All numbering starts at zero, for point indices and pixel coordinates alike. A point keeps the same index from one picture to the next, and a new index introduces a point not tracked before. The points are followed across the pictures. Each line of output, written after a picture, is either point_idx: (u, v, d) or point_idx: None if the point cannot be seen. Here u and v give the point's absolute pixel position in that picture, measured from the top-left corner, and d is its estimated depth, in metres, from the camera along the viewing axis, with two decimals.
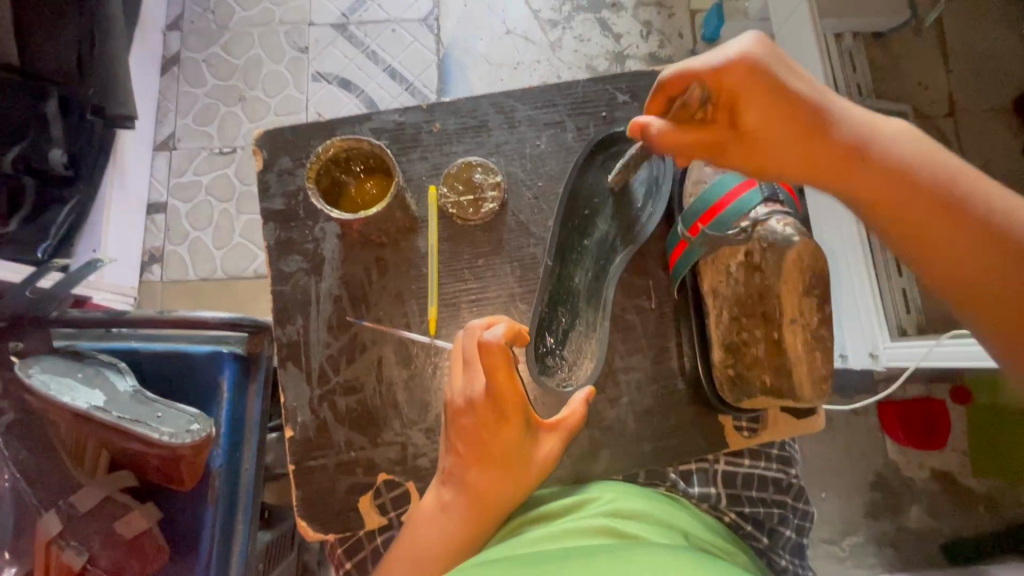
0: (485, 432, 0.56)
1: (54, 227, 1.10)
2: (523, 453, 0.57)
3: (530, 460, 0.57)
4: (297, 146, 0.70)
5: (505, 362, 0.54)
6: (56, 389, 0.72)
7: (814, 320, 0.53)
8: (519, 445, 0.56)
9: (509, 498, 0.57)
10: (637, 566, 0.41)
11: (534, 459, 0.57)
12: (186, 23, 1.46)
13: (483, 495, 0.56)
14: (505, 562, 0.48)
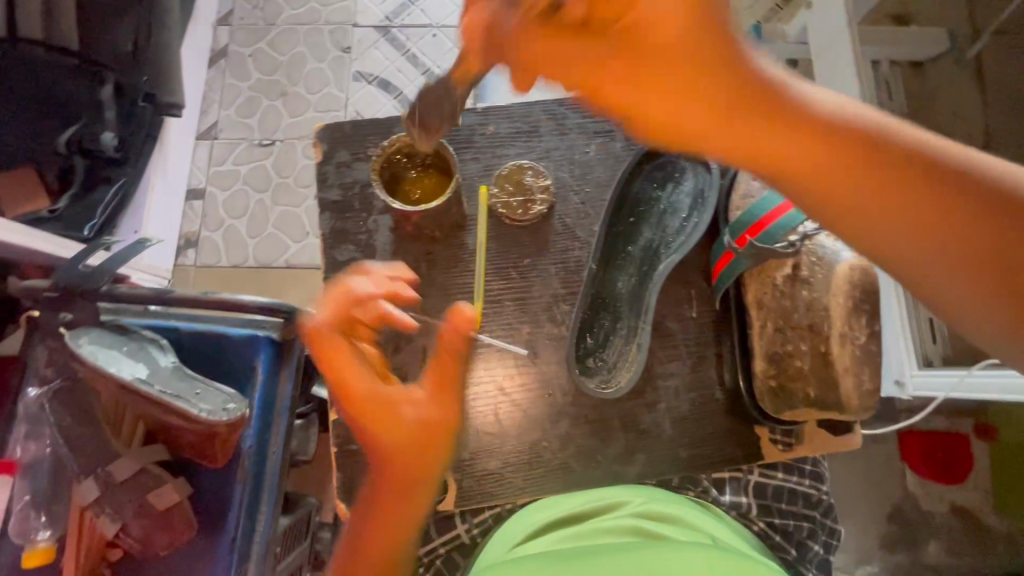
0: (364, 415, 0.48)
1: (102, 207, 1.11)
2: (396, 423, 0.47)
3: (406, 425, 0.47)
4: (355, 140, 0.73)
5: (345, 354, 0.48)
6: (103, 359, 0.75)
7: (864, 335, 0.57)
8: (389, 415, 0.47)
9: (410, 485, 0.47)
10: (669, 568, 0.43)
11: (410, 420, 0.47)
12: (236, 18, 1.51)
13: (385, 488, 0.48)
14: (542, 558, 0.50)
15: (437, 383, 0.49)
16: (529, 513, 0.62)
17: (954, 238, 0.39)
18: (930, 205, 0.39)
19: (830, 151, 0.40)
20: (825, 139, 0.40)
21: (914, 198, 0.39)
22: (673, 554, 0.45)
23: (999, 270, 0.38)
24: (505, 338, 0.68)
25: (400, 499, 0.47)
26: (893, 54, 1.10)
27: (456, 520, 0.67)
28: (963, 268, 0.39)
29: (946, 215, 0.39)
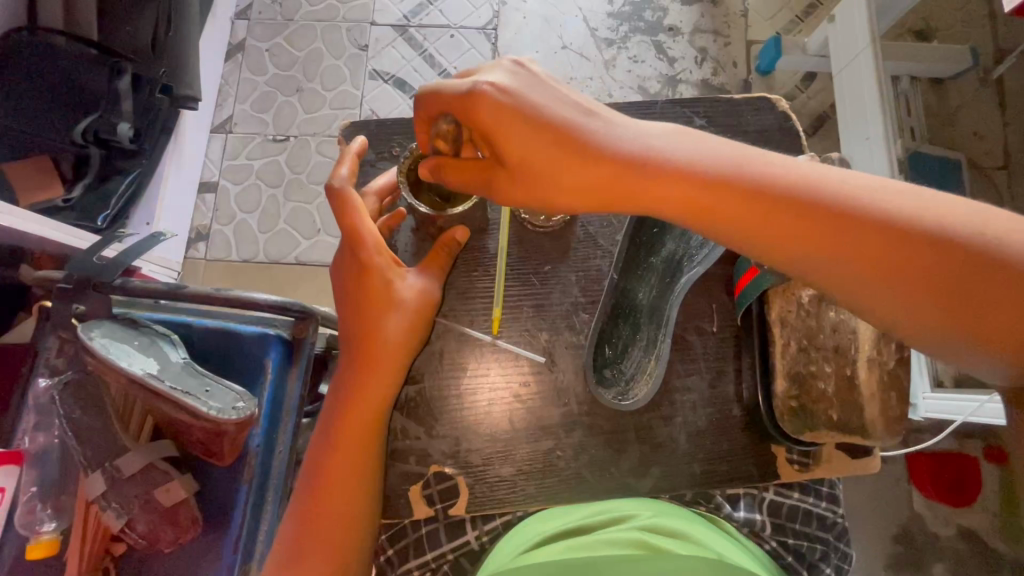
0: (367, 298, 0.62)
1: (116, 198, 1.11)
2: (394, 295, 0.62)
3: (403, 299, 0.62)
4: (377, 140, 0.73)
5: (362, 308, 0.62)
6: (115, 353, 0.74)
7: (892, 360, 0.54)
8: (388, 287, 0.62)
9: (396, 354, 0.62)
10: None
11: (407, 294, 0.62)
12: (254, 13, 1.51)
13: (376, 358, 0.61)
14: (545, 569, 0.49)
15: (427, 263, 0.65)
16: (536, 523, 0.61)
17: (881, 262, 0.45)
18: (853, 238, 0.46)
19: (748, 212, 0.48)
20: (740, 202, 0.48)
21: (839, 235, 0.46)
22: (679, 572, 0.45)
23: (925, 280, 0.44)
24: (522, 344, 0.67)
25: (389, 364, 0.61)
26: (914, 69, 1.09)
27: (468, 526, 0.66)
28: (896, 285, 0.45)
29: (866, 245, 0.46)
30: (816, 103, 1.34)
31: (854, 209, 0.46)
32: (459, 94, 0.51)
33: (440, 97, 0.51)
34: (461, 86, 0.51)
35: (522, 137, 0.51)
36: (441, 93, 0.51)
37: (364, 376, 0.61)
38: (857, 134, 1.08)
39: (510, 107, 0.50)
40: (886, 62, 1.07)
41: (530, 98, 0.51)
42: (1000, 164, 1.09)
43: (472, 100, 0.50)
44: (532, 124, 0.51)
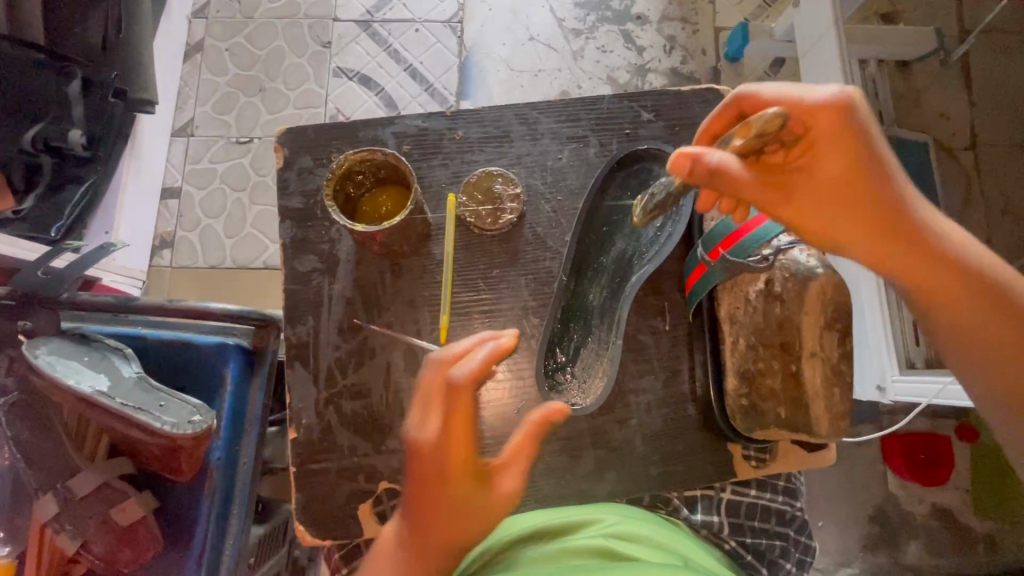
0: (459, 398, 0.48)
1: (70, 207, 1.07)
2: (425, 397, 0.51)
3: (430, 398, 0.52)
4: (318, 145, 0.71)
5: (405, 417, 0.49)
6: (62, 371, 0.72)
7: (835, 355, 0.57)
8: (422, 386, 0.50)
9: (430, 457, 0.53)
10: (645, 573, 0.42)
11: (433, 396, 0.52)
12: (212, 11, 1.46)
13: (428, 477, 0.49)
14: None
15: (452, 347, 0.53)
16: (503, 535, 0.59)
17: (973, 316, 0.55)
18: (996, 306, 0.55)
19: (936, 275, 0.55)
20: (940, 261, 0.55)
21: (947, 291, 0.55)
22: (636, 567, 0.44)
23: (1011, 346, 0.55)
24: None
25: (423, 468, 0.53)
26: (880, 53, 1.07)
27: None
28: (974, 329, 0.56)
29: (984, 308, 0.55)
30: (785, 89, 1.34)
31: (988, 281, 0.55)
32: (843, 109, 0.53)
33: (818, 109, 0.53)
34: (815, 96, 0.53)
35: (836, 173, 0.54)
36: (842, 105, 0.53)
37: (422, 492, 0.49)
38: None
39: (863, 126, 0.53)
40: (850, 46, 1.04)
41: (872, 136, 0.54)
42: (967, 145, 1.08)
43: (846, 123, 0.53)
44: (857, 159, 0.53)
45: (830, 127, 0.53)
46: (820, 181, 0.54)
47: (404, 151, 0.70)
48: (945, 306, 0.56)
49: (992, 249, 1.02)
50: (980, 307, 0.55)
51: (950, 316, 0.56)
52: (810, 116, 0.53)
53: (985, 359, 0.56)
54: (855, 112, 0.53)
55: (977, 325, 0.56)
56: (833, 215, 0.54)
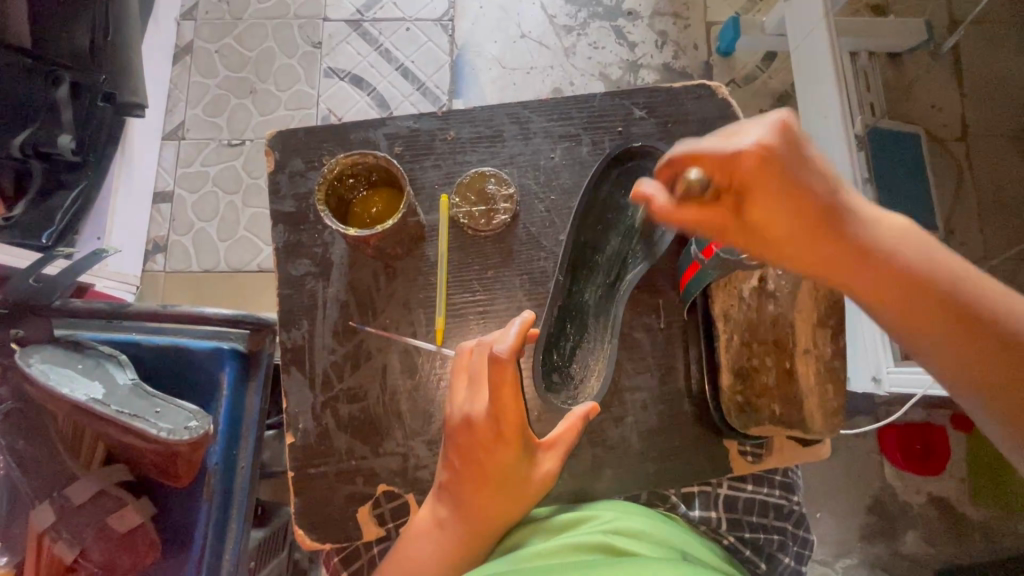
0: (505, 383, 0.52)
1: (60, 214, 1.04)
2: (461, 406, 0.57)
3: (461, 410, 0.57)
4: (308, 147, 0.71)
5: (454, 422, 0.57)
6: (56, 379, 0.71)
7: (829, 350, 0.58)
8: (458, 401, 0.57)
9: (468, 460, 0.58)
10: (656, 566, 0.43)
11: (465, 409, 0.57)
12: (201, 12, 1.45)
13: (481, 442, 0.55)
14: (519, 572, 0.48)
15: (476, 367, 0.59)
16: (512, 531, 0.60)
17: (948, 336, 0.50)
18: (969, 322, 0.49)
19: (897, 294, 0.51)
20: (897, 282, 0.50)
21: (916, 310, 0.50)
22: (643, 559, 0.45)
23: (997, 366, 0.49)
24: None
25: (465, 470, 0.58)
26: (871, 45, 1.07)
27: None
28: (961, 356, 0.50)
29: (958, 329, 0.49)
30: (776, 82, 1.34)
31: (953, 298, 0.50)
32: (763, 154, 0.46)
33: (736, 158, 0.46)
34: (729, 146, 0.47)
35: (775, 214, 0.49)
36: (761, 151, 0.46)
37: (475, 455, 0.55)
38: (816, 111, 1.06)
39: (790, 166, 0.47)
40: (842, 39, 1.04)
41: (804, 168, 0.48)
42: (958, 136, 1.08)
43: (771, 169, 0.47)
44: (792, 200, 0.48)
45: (755, 175, 0.47)
46: (756, 224, 0.49)
47: (396, 152, 0.70)
48: (918, 326, 0.51)
49: (984, 239, 1.03)
50: (954, 325, 0.50)
51: (924, 338, 0.51)
52: (730, 167, 0.47)
53: (966, 382, 0.50)
54: (777, 154, 0.47)
55: (955, 345, 0.50)
56: (779, 251, 0.50)
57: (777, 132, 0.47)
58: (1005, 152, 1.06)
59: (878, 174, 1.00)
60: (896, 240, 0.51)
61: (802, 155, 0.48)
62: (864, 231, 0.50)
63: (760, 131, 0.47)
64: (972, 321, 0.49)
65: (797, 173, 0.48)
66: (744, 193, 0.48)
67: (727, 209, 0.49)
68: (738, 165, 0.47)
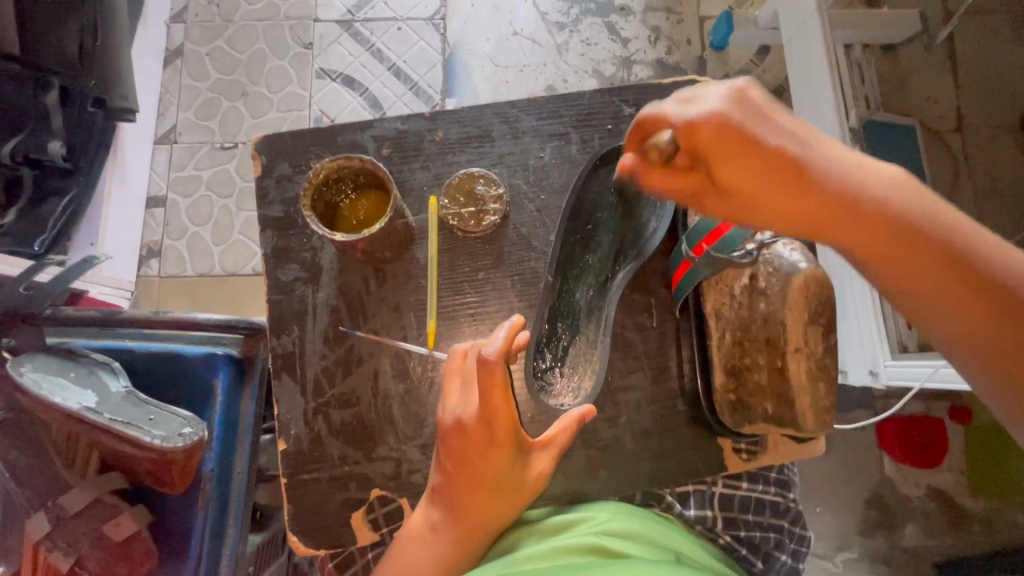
0: (496, 386, 0.51)
1: (52, 219, 1.04)
2: (447, 418, 0.56)
3: (448, 420, 0.56)
4: (296, 152, 0.70)
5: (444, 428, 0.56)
6: (48, 389, 0.71)
7: (820, 349, 0.55)
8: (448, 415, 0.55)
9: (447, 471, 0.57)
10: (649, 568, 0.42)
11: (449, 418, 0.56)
12: (190, 15, 1.44)
13: (475, 445, 0.54)
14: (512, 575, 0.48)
15: (456, 380, 0.57)
16: (504, 535, 0.59)
17: (936, 279, 0.49)
18: (954, 265, 0.49)
19: (888, 241, 0.50)
20: (885, 228, 0.50)
21: (905, 257, 0.50)
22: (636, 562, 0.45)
23: (987, 314, 0.48)
24: None
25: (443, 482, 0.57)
26: (864, 37, 1.06)
27: None
28: (953, 303, 0.49)
29: (945, 277, 0.49)
30: (770, 76, 1.33)
31: (938, 241, 0.49)
32: (718, 120, 0.47)
33: (694, 127, 0.48)
34: (693, 110, 0.48)
35: (746, 175, 0.48)
36: (720, 115, 0.47)
37: (470, 458, 0.55)
38: (810, 104, 1.05)
39: (748, 127, 0.48)
40: (834, 31, 1.04)
41: (765, 129, 0.48)
42: (954, 127, 1.07)
43: (729, 133, 0.47)
44: (760, 160, 0.48)
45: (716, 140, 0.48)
46: (730, 186, 0.49)
47: (384, 154, 0.70)
48: (905, 272, 0.50)
49: (981, 230, 1.02)
50: (941, 270, 0.49)
51: (914, 283, 0.50)
52: (697, 133, 0.48)
53: (958, 324, 0.49)
54: (733, 119, 0.48)
55: (940, 291, 0.49)
56: (759, 211, 0.50)
57: (737, 100, 0.48)
58: (1001, 142, 1.06)
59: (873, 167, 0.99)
60: (876, 185, 0.50)
61: (762, 117, 0.49)
62: (843, 180, 0.50)
63: (713, 99, 0.48)
64: (955, 261, 0.49)
65: (763, 135, 0.48)
66: (708, 159, 0.48)
67: (699, 175, 0.51)
68: (703, 127, 0.47)
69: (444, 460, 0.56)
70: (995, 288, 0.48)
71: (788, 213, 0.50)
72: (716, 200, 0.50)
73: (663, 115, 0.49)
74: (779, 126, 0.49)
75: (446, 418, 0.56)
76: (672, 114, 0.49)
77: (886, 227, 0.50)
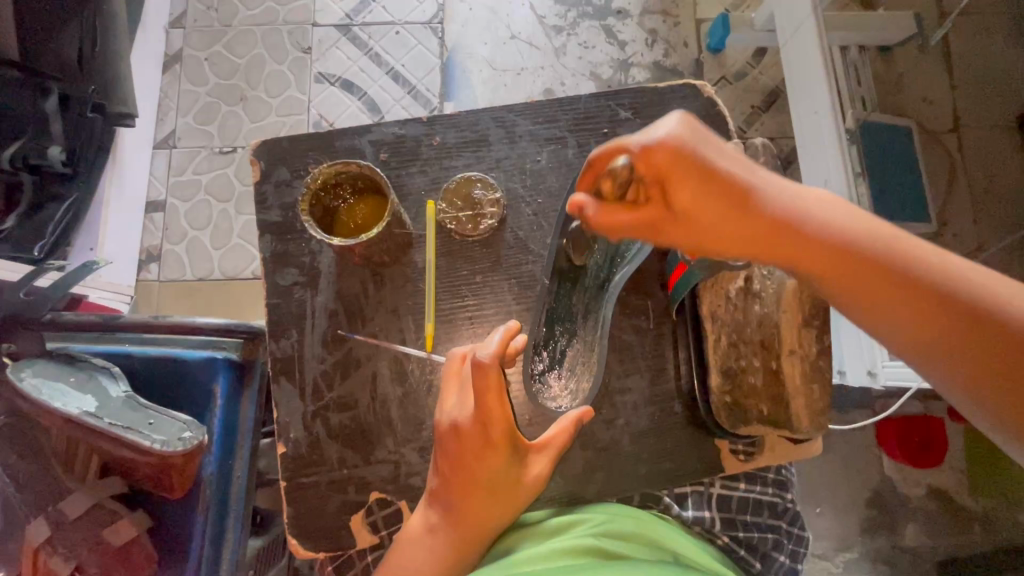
0: (490, 388, 0.52)
1: (52, 226, 1.04)
2: (445, 422, 0.55)
3: (446, 423, 0.55)
4: (294, 157, 0.71)
5: (442, 432, 0.56)
6: (48, 394, 0.71)
7: (814, 351, 0.56)
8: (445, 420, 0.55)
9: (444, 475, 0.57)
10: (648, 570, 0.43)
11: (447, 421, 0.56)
12: (189, 20, 1.45)
13: (471, 447, 0.54)
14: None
15: (453, 384, 0.57)
16: (503, 537, 0.60)
17: (906, 309, 0.47)
18: (933, 298, 0.46)
19: (850, 271, 0.48)
20: (844, 259, 0.48)
21: (880, 291, 0.48)
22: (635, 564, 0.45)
23: (964, 342, 0.46)
24: None
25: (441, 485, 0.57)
26: (860, 39, 1.06)
27: None
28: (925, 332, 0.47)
29: (925, 312, 0.47)
30: (767, 78, 1.34)
31: (912, 273, 0.47)
32: (673, 141, 0.47)
33: (649, 149, 0.47)
34: (643, 139, 0.47)
35: (700, 199, 0.48)
36: (669, 141, 0.47)
37: (466, 461, 0.55)
38: (806, 106, 1.06)
39: (699, 150, 0.47)
40: (830, 34, 1.04)
41: (719, 156, 0.48)
42: (950, 128, 1.07)
43: (684, 155, 0.47)
44: (715, 183, 0.47)
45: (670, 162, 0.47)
46: (686, 211, 0.48)
47: (381, 159, 0.70)
48: (879, 309, 0.48)
49: (978, 230, 1.02)
50: (921, 304, 0.47)
51: (883, 313, 0.48)
52: (649, 159, 0.47)
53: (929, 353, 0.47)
54: (686, 140, 0.47)
55: (923, 326, 0.47)
56: (716, 237, 0.49)
57: (682, 129, 0.48)
58: (997, 142, 1.06)
59: (870, 168, 0.99)
60: (836, 217, 0.49)
61: (710, 142, 0.49)
62: (799, 214, 0.49)
63: (666, 123, 0.48)
64: (924, 290, 0.47)
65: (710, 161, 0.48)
66: (664, 182, 0.48)
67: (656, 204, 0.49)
68: (655, 153, 0.47)
69: (442, 463, 0.56)
70: (971, 315, 0.46)
71: (747, 242, 0.49)
72: (671, 227, 0.49)
73: (615, 145, 0.49)
74: (723, 153, 0.49)
75: (444, 421, 0.55)
76: (625, 144, 0.49)
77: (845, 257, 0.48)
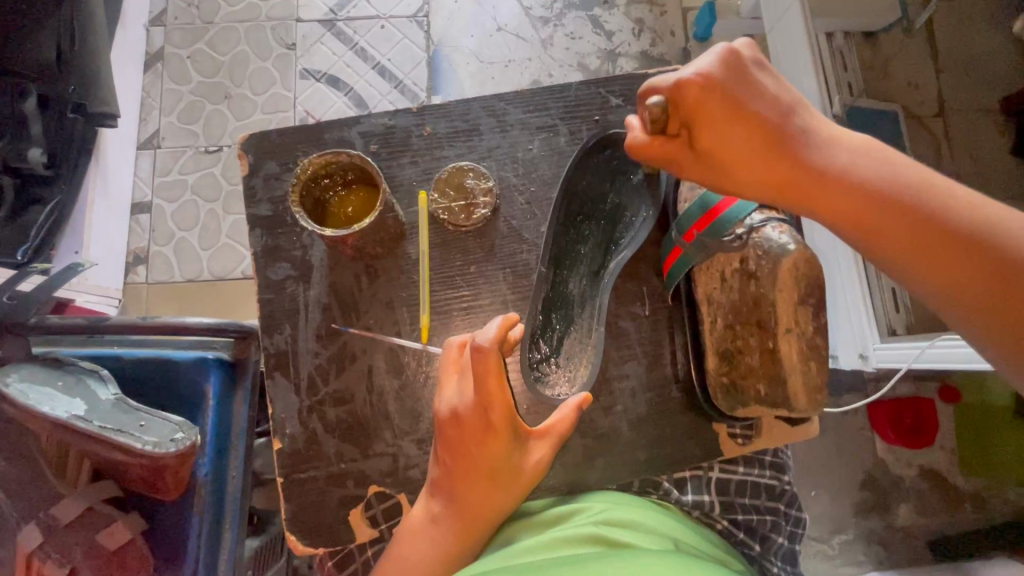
0: (491, 374, 0.52)
1: (35, 229, 1.01)
2: (448, 415, 0.55)
3: (445, 413, 0.55)
4: (283, 150, 0.70)
5: (446, 422, 0.55)
6: (35, 399, 0.70)
7: (810, 328, 0.56)
8: (447, 413, 0.55)
9: (448, 467, 0.56)
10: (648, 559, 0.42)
11: (446, 411, 0.55)
12: (170, 18, 1.42)
13: (471, 433, 0.54)
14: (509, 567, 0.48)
15: (450, 374, 0.57)
16: (504, 526, 0.59)
17: (929, 249, 0.48)
18: (948, 237, 0.48)
19: (869, 210, 0.50)
20: (867, 198, 0.50)
21: (897, 233, 0.49)
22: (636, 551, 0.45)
23: (987, 280, 0.47)
24: None
25: (444, 477, 0.56)
26: (844, 25, 1.06)
27: None
28: (946, 273, 0.48)
29: (945, 257, 0.48)
30: None
31: (933, 214, 0.48)
32: (702, 79, 0.50)
33: (679, 84, 0.51)
34: (677, 76, 0.51)
35: (727, 138, 0.51)
36: (704, 76, 0.50)
37: (467, 447, 0.54)
38: (794, 92, 1.06)
39: (731, 91, 0.51)
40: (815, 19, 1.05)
41: (751, 96, 0.51)
42: (935, 112, 1.08)
43: (711, 95, 0.50)
44: (740, 120, 0.51)
45: (701, 100, 0.51)
46: (710, 148, 0.51)
47: (371, 150, 0.69)
48: (898, 249, 0.49)
49: None
50: (937, 242, 0.48)
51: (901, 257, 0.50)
52: (682, 95, 0.51)
53: (955, 291, 0.48)
54: (716, 79, 0.51)
55: (937, 266, 0.48)
56: (740, 176, 0.52)
57: (719, 67, 0.51)
58: (982, 125, 1.07)
59: None
60: (863, 157, 0.51)
61: (749, 84, 0.51)
62: (820, 155, 0.51)
63: (703, 62, 0.51)
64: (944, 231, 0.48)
65: (739, 98, 0.51)
66: (694, 119, 0.51)
67: (682, 143, 0.53)
68: (685, 89, 0.50)
69: (444, 452, 0.56)
70: (995, 255, 0.47)
71: (769, 181, 0.51)
72: (695, 161, 0.53)
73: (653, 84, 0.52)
74: (756, 92, 0.51)
75: (443, 411, 0.55)
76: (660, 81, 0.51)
77: (866, 199, 0.50)
